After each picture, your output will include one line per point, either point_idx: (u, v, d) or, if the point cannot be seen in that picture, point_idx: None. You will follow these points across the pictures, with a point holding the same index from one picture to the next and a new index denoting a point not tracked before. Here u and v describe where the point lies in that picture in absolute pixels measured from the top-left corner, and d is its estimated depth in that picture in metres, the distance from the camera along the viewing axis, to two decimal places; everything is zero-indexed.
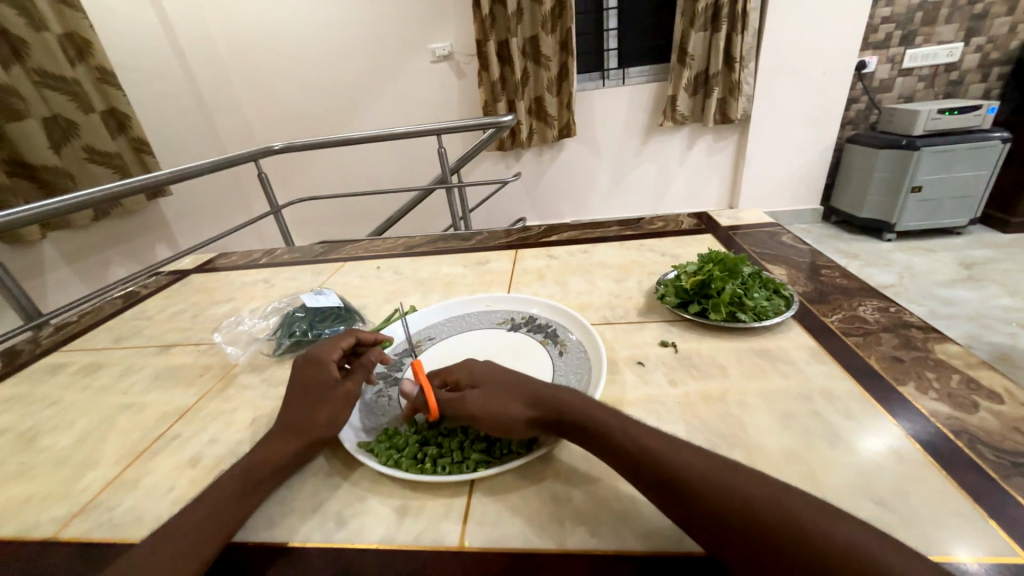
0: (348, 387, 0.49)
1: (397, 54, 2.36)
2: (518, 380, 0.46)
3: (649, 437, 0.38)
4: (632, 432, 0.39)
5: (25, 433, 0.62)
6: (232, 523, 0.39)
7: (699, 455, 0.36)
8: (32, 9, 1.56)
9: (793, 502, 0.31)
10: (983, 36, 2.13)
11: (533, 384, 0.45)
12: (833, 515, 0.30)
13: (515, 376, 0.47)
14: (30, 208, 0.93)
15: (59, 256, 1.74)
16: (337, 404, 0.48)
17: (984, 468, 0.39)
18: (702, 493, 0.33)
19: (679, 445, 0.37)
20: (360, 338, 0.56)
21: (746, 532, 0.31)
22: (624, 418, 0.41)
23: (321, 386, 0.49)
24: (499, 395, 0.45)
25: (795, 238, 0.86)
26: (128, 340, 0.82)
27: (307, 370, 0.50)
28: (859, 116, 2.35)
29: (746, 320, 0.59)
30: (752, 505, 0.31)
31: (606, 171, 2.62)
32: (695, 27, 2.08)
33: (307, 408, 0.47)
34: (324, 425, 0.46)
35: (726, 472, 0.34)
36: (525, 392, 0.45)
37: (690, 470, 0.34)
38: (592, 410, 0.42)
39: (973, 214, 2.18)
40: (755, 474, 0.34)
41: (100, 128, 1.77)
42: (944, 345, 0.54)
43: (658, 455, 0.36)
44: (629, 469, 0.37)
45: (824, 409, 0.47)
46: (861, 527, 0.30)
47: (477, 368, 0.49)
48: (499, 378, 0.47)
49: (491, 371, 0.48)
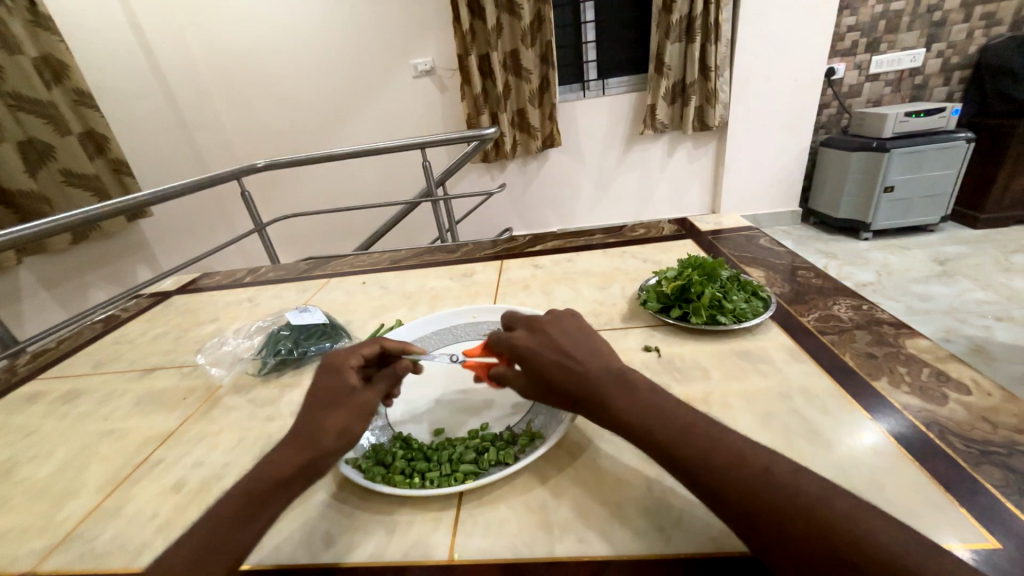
0: (365, 395, 0.45)
1: (381, 70, 2.38)
2: (560, 362, 0.43)
3: (668, 418, 0.38)
4: (658, 416, 0.38)
5: (1, 465, 0.60)
6: (239, 547, 0.36)
7: (723, 444, 0.35)
8: (5, 32, 1.55)
9: (817, 493, 0.31)
10: (942, 42, 2.23)
11: (560, 364, 0.43)
12: (851, 504, 0.30)
13: (561, 350, 0.44)
14: (7, 233, 0.90)
15: (35, 281, 1.70)
16: (349, 411, 0.43)
17: (954, 458, 0.40)
18: (724, 483, 0.33)
19: (705, 430, 0.37)
20: (386, 348, 0.52)
21: (764, 520, 0.31)
22: (650, 399, 0.40)
23: (336, 391, 0.45)
24: (538, 377, 0.44)
25: (772, 241, 0.88)
26: (109, 365, 0.81)
27: (323, 372, 0.47)
28: (831, 121, 2.44)
29: (727, 323, 0.60)
30: (774, 497, 0.31)
31: (590, 179, 2.66)
32: (671, 39, 2.14)
33: (317, 415, 0.43)
34: (332, 434, 0.42)
35: (748, 461, 0.34)
36: (561, 376, 0.43)
37: (713, 461, 0.34)
38: (628, 396, 0.40)
39: (943, 212, 2.25)
40: (777, 460, 0.34)
41: (77, 150, 1.74)
42: (915, 340, 0.56)
43: (675, 442, 0.36)
44: (653, 454, 0.37)
45: (803, 406, 0.48)
46: (875, 515, 0.30)
47: (518, 342, 0.46)
48: (557, 356, 0.44)
49: (527, 346, 0.45)
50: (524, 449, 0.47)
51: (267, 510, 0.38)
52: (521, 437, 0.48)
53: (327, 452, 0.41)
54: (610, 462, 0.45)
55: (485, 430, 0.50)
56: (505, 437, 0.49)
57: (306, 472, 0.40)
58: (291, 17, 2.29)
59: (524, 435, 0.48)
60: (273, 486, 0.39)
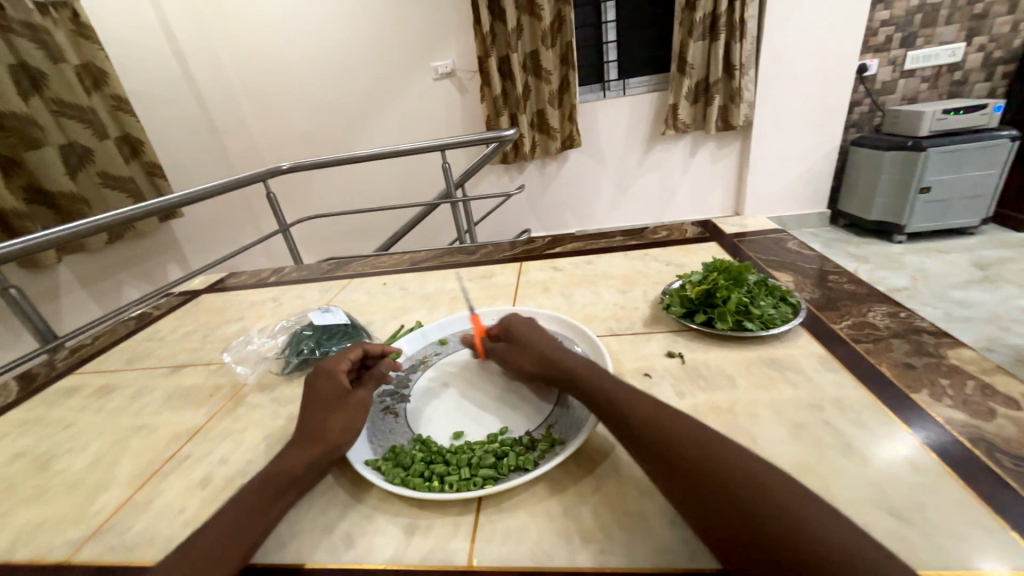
0: (360, 395, 0.52)
1: (402, 73, 2.41)
2: (539, 339, 0.54)
3: (684, 431, 0.37)
4: (645, 412, 0.40)
5: (40, 456, 0.62)
6: (257, 533, 0.40)
7: (708, 445, 0.35)
8: (49, 41, 1.63)
9: (792, 500, 0.30)
10: (984, 36, 2.12)
11: (542, 335, 0.55)
12: (827, 515, 0.29)
13: (542, 333, 0.55)
14: (48, 233, 0.94)
15: (73, 278, 1.78)
16: (351, 410, 0.50)
17: (1002, 477, 0.38)
18: (699, 480, 0.34)
19: (724, 449, 0.35)
20: (368, 351, 0.58)
21: (730, 519, 0.31)
22: (635, 394, 0.43)
23: (334, 394, 0.51)
24: (518, 346, 0.54)
25: (801, 244, 0.85)
26: (141, 362, 0.83)
27: (317, 378, 0.53)
28: (863, 119, 2.35)
29: (754, 329, 0.58)
30: (744, 498, 0.31)
31: (610, 180, 2.63)
32: (694, 37, 2.10)
33: (321, 415, 0.49)
34: (339, 430, 0.47)
35: (729, 463, 0.34)
36: (537, 347, 0.53)
37: (692, 459, 0.35)
38: (628, 397, 0.42)
39: (984, 214, 2.15)
40: (769, 472, 0.33)
41: (114, 153, 1.82)
42: (957, 350, 0.53)
43: (685, 452, 0.35)
44: (648, 457, 0.37)
45: (835, 418, 0.46)
46: (853, 530, 0.29)
47: (512, 321, 0.58)
48: (536, 334, 0.55)
49: (518, 322, 0.58)
50: (544, 454, 0.47)
51: (281, 502, 0.42)
52: (541, 443, 0.48)
53: (335, 446, 0.46)
54: (631, 471, 0.44)
55: (505, 434, 0.50)
56: (525, 442, 0.48)
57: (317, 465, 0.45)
58: (316, 22, 2.34)
59: (544, 440, 0.48)
60: (288, 479, 0.43)
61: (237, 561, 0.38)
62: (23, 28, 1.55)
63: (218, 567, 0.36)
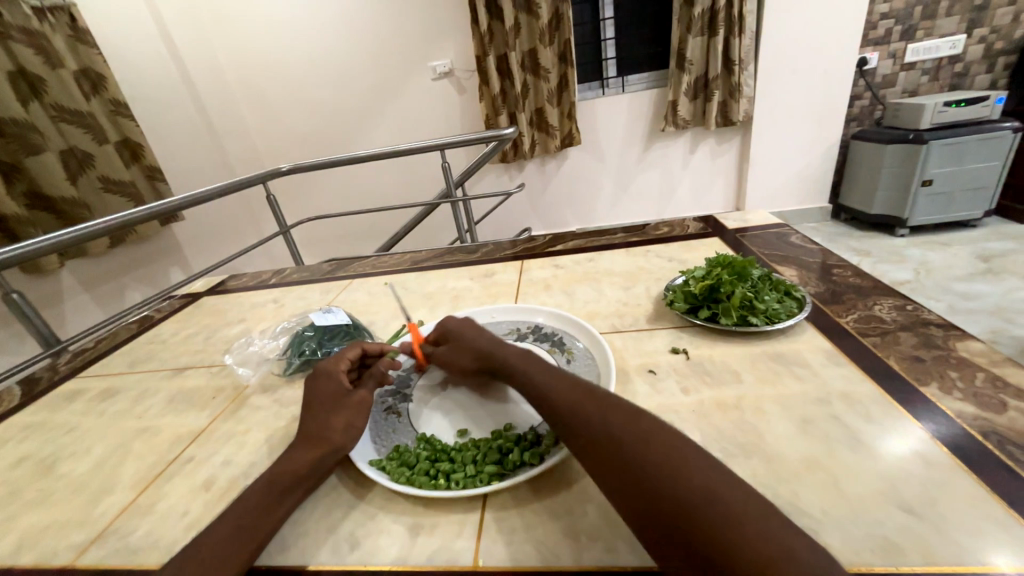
0: (360, 394, 0.52)
1: (400, 74, 2.41)
2: (473, 337, 0.55)
3: (642, 436, 0.36)
4: (592, 411, 0.39)
5: (44, 460, 0.62)
6: (262, 532, 0.40)
7: (654, 445, 0.35)
8: (48, 47, 1.63)
9: (741, 507, 0.30)
10: (985, 27, 2.11)
11: (480, 334, 0.56)
12: (775, 524, 0.29)
13: (475, 330, 0.56)
14: (49, 237, 0.94)
15: (76, 283, 1.78)
16: (351, 409, 0.50)
17: (1015, 470, 0.37)
18: (641, 481, 0.33)
19: (685, 456, 0.34)
20: (366, 351, 0.59)
21: (667, 521, 0.31)
22: (582, 390, 0.42)
23: (335, 395, 0.51)
24: (456, 347, 0.56)
25: (804, 238, 0.84)
26: (143, 364, 0.83)
27: (318, 379, 0.53)
28: (863, 113, 2.34)
29: (759, 324, 0.58)
30: (690, 504, 0.30)
31: (610, 178, 2.62)
32: (693, 33, 2.09)
33: (323, 416, 0.49)
34: (341, 430, 0.48)
35: (673, 463, 0.33)
36: (472, 346, 0.54)
37: (636, 459, 0.34)
38: (581, 398, 0.41)
39: (987, 206, 2.13)
40: (729, 482, 0.32)
41: (114, 157, 1.81)
42: (965, 343, 0.53)
43: (641, 460, 0.34)
44: (600, 462, 0.36)
45: (844, 412, 0.45)
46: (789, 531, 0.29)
47: (447, 322, 0.59)
48: (468, 333, 0.56)
49: (455, 323, 0.58)
50: (550, 449, 0.46)
51: (285, 502, 0.42)
52: (546, 438, 0.47)
53: (338, 446, 0.47)
54: None
55: (510, 430, 0.49)
56: (529, 438, 0.47)
57: (320, 465, 0.45)
58: (314, 24, 2.34)
59: (549, 436, 0.47)
60: (291, 479, 0.43)
61: (243, 561, 0.38)
62: (20, 33, 1.55)
63: (225, 568, 0.37)
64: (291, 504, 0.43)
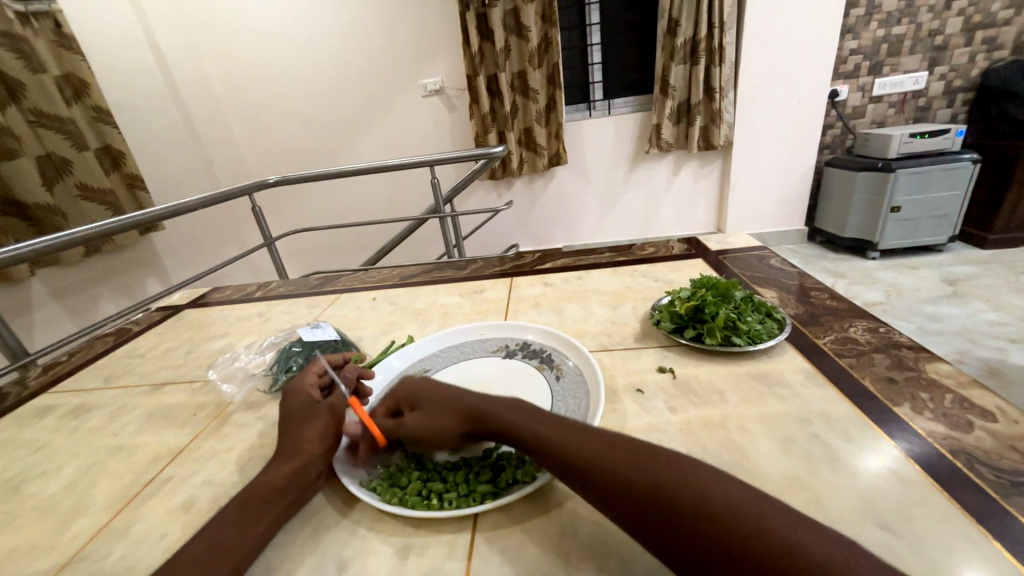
0: (330, 404, 0.52)
1: (391, 92, 2.44)
2: (445, 393, 0.49)
3: (627, 452, 0.37)
4: (586, 444, 0.39)
5: (10, 480, 0.59)
6: (242, 545, 0.40)
7: (640, 457, 0.37)
8: (30, 51, 1.60)
9: (732, 498, 0.32)
10: (945, 66, 2.26)
11: (452, 389, 0.50)
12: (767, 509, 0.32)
13: (443, 387, 0.51)
14: (24, 246, 0.91)
15: (46, 292, 1.71)
16: (322, 420, 0.50)
17: (984, 488, 0.39)
18: (639, 495, 0.34)
19: (667, 460, 0.36)
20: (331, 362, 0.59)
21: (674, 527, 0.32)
22: (560, 422, 0.42)
23: (304, 407, 0.51)
24: (428, 408, 0.48)
25: (783, 261, 0.88)
26: (120, 379, 0.81)
27: (288, 396, 0.53)
28: (835, 141, 2.45)
29: (742, 344, 0.60)
30: (688, 506, 0.32)
31: (595, 196, 2.68)
32: (675, 61, 2.19)
33: (297, 429, 0.49)
34: (316, 440, 0.48)
35: (660, 470, 0.35)
36: (448, 401, 0.48)
37: (627, 474, 0.36)
38: (566, 431, 0.41)
39: (951, 232, 2.25)
40: (714, 475, 0.35)
41: (93, 165, 1.78)
42: (934, 365, 0.55)
43: (631, 474, 0.35)
44: (595, 489, 0.36)
45: (823, 432, 0.47)
46: (785, 513, 0.31)
47: (406, 384, 0.52)
48: (437, 391, 0.50)
49: (413, 384, 0.52)
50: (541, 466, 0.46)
51: (265, 517, 0.42)
52: None
53: (314, 456, 0.47)
54: None
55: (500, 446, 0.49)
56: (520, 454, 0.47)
57: (297, 478, 0.45)
58: (306, 40, 2.37)
59: None
60: (272, 493, 0.43)
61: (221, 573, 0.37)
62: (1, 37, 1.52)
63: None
64: (274, 522, 0.42)
